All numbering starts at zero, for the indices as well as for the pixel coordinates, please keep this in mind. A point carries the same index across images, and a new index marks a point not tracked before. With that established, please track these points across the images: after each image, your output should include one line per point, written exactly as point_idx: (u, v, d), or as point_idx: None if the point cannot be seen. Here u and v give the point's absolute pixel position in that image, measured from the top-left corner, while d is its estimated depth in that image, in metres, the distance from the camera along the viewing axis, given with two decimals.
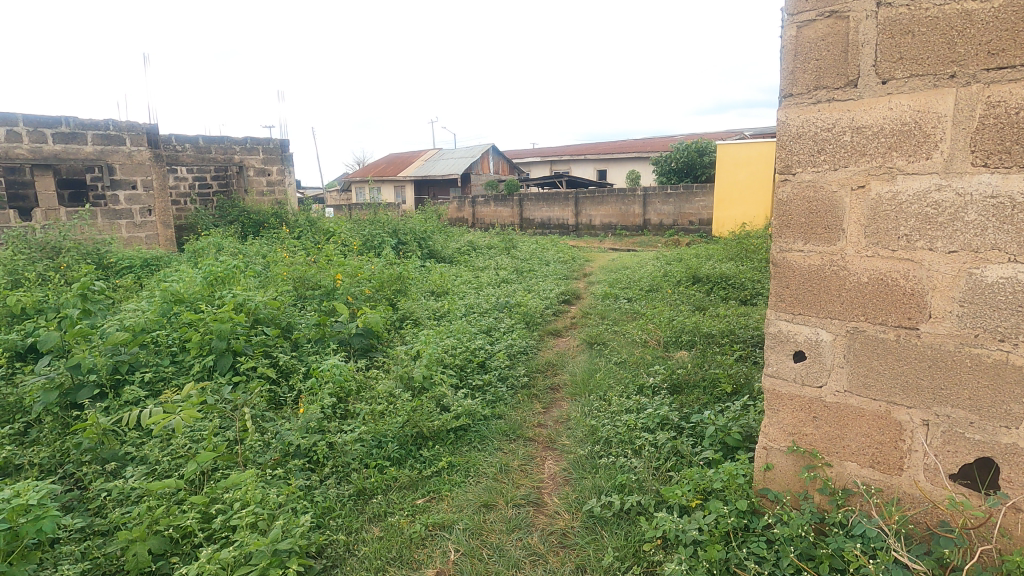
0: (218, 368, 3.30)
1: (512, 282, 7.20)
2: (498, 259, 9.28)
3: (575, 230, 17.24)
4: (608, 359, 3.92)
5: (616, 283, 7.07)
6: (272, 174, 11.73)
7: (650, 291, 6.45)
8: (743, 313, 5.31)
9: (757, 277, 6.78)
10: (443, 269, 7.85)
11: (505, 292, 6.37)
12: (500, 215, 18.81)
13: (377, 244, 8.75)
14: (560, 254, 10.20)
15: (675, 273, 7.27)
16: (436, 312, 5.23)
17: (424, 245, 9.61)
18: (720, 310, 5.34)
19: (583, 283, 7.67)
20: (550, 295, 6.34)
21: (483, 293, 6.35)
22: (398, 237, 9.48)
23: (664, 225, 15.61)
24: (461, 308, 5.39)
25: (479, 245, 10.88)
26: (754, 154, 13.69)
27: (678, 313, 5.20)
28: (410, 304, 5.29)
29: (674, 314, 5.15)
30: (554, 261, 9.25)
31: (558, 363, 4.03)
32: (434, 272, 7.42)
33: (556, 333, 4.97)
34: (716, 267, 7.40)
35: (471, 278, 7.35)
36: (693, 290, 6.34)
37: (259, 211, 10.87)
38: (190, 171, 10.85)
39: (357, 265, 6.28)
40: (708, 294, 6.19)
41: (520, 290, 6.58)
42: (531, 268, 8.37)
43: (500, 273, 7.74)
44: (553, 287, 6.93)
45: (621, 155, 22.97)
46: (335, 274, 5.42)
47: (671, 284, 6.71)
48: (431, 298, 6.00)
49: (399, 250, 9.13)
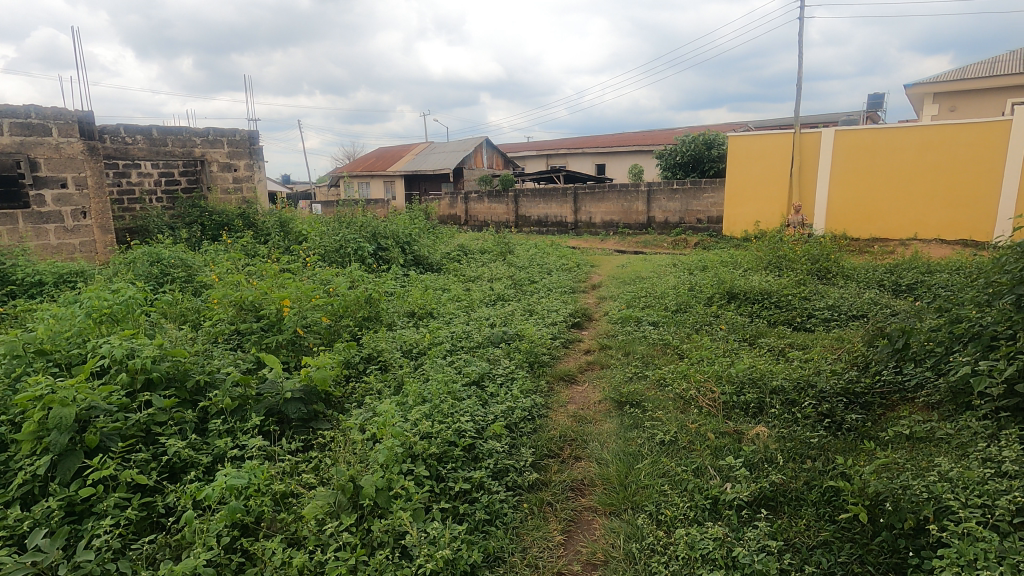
0: (57, 478, 2.14)
1: (510, 299, 6.04)
2: (491, 267, 8.13)
3: (574, 229, 16.09)
4: (649, 434, 2.76)
5: (633, 298, 5.93)
6: (239, 169, 10.46)
7: (677, 312, 5.30)
8: (805, 350, 4.19)
9: (803, 293, 5.65)
10: (427, 285, 6.68)
11: (500, 313, 5.21)
12: (494, 211, 17.67)
13: (353, 250, 7.58)
14: (562, 260, 9.07)
15: (702, 285, 6.12)
16: (412, 351, 4.06)
17: (407, 251, 8.46)
18: (773, 346, 4.22)
19: (592, 298, 6.50)
20: (557, 317, 5.19)
21: (473, 316, 5.19)
22: (378, 239, 8.29)
23: (670, 223, 14.46)
24: (445, 342, 4.23)
25: (469, 249, 9.72)
26: (769, 147, 12.55)
27: (724, 352, 4.03)
28: (379, 340, 4.11)
29: (720, 352, 4.01)
30: (556, 268, 8.09)
31: (577, 439, 2.88)
32: (417, 289, 6.25)
33: (570, 381, 3.80)
34: (751, 278, 6.24)
35: (459, 294, 6.21)
36: (730, 312, 5.19)
37: (223, 211, 9.64)
38: (154, 166, 9.65)
39: (318, 286, 5.09)
40: (748, 318, 5.05)
41: (520, 310, 5.43)
42: (529, 279, 7.23)
43: (492, 287, 6.57)
44: (558, 304, 5.77)
45: (621, 148, 21.79)
46: (282, 300, 4.21)
47: (700, 302, 5.56)
48: (408, 325, 4.84)
49: (378, 258, 7.95)
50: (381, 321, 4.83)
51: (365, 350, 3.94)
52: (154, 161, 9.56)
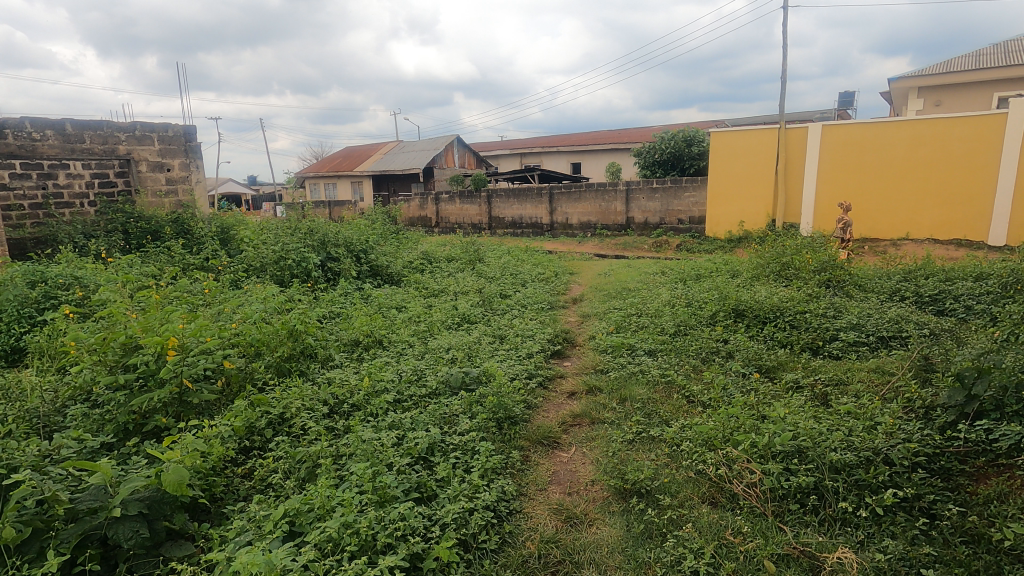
0: None
1: (477, 321, 5.09)
2: (458, 279, 7.16)
3: (551, 230, 15.20)
4: (670, 559, 1.89)
5: (622, 318, 5.03)
6: (172, 169, 9.25)
7: (677, 337, 4.41)
8: (845, 391, 3.35)
9: (818, 309, 4.83)
10: (381, 307, 5.67)
11: (463, 341, 4.25)
12: (466, 213, 16.70)
13: (296, 262, 6.51)
14: (538, 268, 8.15)
15: (701, 301, 5.24)
16: (343, 408, 3.08)
17: (362, 261, 7.45)
18: (802, 390, 3.35)
19: (573, 317, 5.58)
20: (532, 345, 4.26)
21: (430, 348, 4.22)
22: (328, 248, 7.24)
23: (650, 223, 13.63)
24: (387, 392, 3.25)
25: (434, 256, 8.72)
26: (753, 143, 11.85)
27: (746, 401, 3.14)
28: (298, 392, 3.12)
29: (741, 401, 3.13)
30: (531, 279, 7.19)
31: (564, 562, 1.97)
32: (367, 315, 5.24)
33: (552, 445, 2.87)
34: (755, 290, 5.41)
35: (418, 319, 5.23)
36: (741, 337, 4.33)
37: (152, 216, 8.43)
38: (84, 166, 8.32)
39: (225, 318, 3.96)
40: (762, 346, 4.19)
41: (489, 336, 4.49)
42: (501, 294, 6.29)
43: (457, 305, 5.61)
44: (534, 327, 4.83)
45: (597, 146, 21.01)
46: (163, 343, 3.01)
47: (702, 324, 4.68)
48: (345, 364, 3.85)
49: (327, 271, 6.90)
50: (311, 359, 3.81)
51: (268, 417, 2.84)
52: (81, 160, 8.24)
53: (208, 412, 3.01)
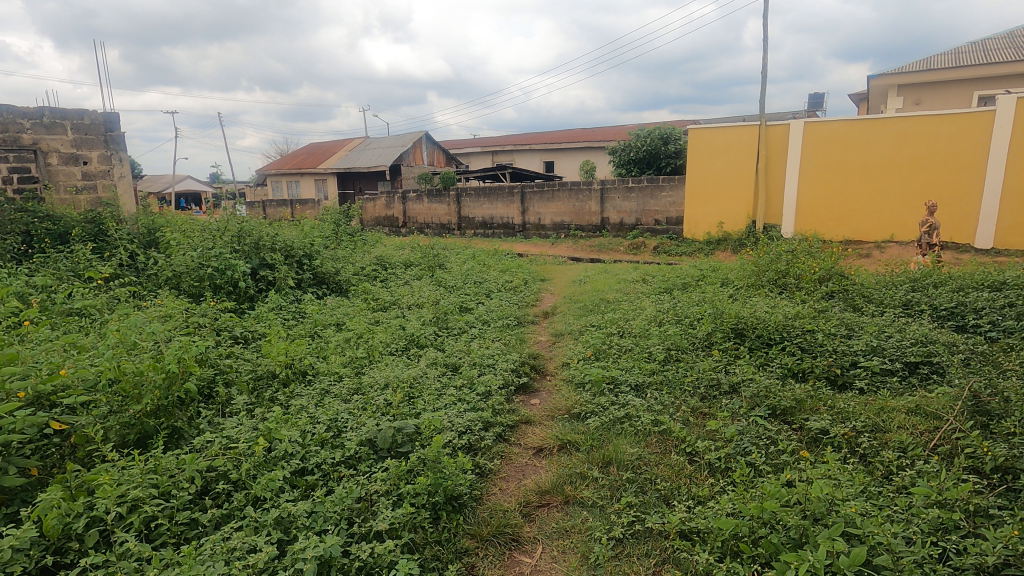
0: None
1: (427, 345, 4.21)
2: (413, 289, 6.27)
3: (522, 231, 14.39)
4: None
5: (602, 339, 4.22)
6: (91, 162, 8.11)
7: (668, 366, 3.62)
8: (888, 448, 2.62)
9: (830, 328, 4.11)
10: (315, 329, 4.77)
11: (405, 375, 3.38)
12: (433, 213, 15.80)
13: (220, 271, 5.52)
14: (506, 275, 7.31)
15: (692, 318, 4.48)
16: (217, 488, 2.23)
17: (304, 270, 6.51)
18: (834, 452, 2.61)
19: (544, 336, 4.77)
20: (492, 379, 3.42)
21: (363, 385, 3.34)
22: (262, 253, 6.27)
23: (626, 224, 12.92)
24: (285, 461, 2.38)
25: (390, 261, 7.80)
26: (733, 141, 11.25)
27: (768, 474, 2.39)
28: (152, 462, 2.23)
29: (762, 474, 2.37)
30: (498, 288, 6.34)
31: None
32: (294, 340, 4.33)
33: (510, 545, 2.09)
34: (752, 304, 4.68)
35: (357, 343, 4.34)
36: (746, 367, 3.57)
37: (61, 215, 7.26)
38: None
39: (82, 353, 3.00)
40: (772, 378, 3.44)
41: (439, 367, 3.62)
42: (461, 308, 5.43)
43: (405, 324, 4.74)
44: (495, 351, 4.00)
45: (571, 144, 20.28)
46: None
47: (696, 348, 3.91)
48: (244, 416, 2.96)
49: (259, 280, 5.94)
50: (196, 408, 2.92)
51: (95, 510, 1.93)
52: None
53: (17, 498, 2.08)
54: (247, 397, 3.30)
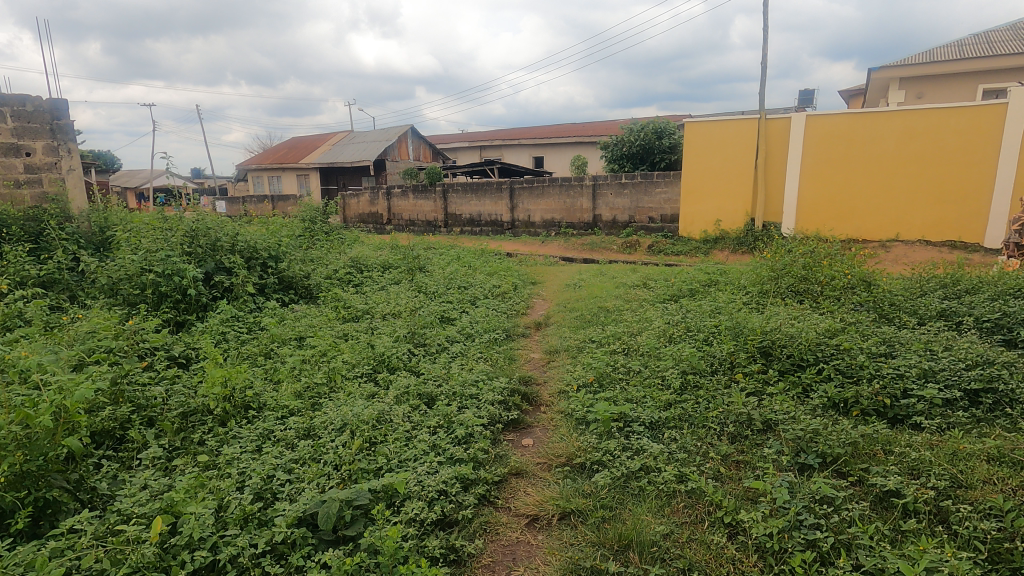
0: None
1: (399, 367, 3.56)
2: (389, 295, 5.62)
3: (511, 228, 13.75)
4: None
5: (604, 359, 3.61)
6: (35, 153, 7.18)
7: (686, 397, 3.02)
8: (983, 516, 2.04)
9: (867, 345, 3.54)
10: (271, 346, 4.10)
11: (366, 412, 2.74)
12: (419, 209, 15.12)
13: (165, 277, 4.81)
14: (494, 278, 6.69)
15: (707, 333, 3.89)
16: None
17: (269, 275, 5.85)
18: (915, 524, 2.02)
19: (536, 354, 4.16)
20: (475, 416, 2.79)
21: (314, 427, 2.70)
22: (219, 255, 5.56)
23: (619, 222, 12.32)
24: (188, 555, 1.74)
25: (366, 263, 7.13)
26: (731, 135, 10.67)
27: (838, 564, 1.81)
28: None
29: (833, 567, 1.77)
30: (484, 294, 5.72)
31: None
32: (242, 363, 3.66)
33: None
34: (774, 315, 4.09)
35: (317, 365, 3.69)
36: (779, 399, 2.98)
37: None
38: None
39: None
40: (813, 414, 2.86)
41: (411, 400, 2.98)
42: (442, 319, 4.79)
43: (376, 340, 4.09)
44: (480, 376, 3.37)
45: (561, 139, 19.65)
46: None
47: (716, 373, 3.32)
48: (155, 478, 2.31)
49: (214, 287, 5.23)
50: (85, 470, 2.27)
51: None
52: None
53: None
54: (167, 444, 2.65)
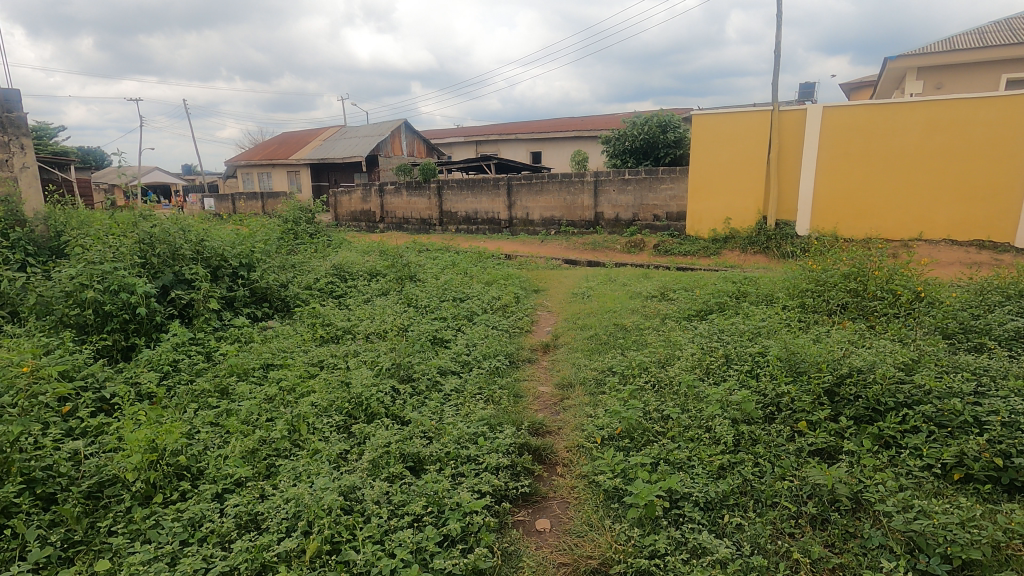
0: None
1: (379, 412, 2.88)
2: (375, 310, 4.95)
3: (509, 227, 13.06)
4: None
5: (631, 399, 2.94)
6: None
7: (744, 459, 2.35)
8: None
9: (951, 380, 2.89)
10: (229, 380, 3.41)
11: (329, 491, 2.06)
12: (413, 206, 14.42)
13: (111, 293, 4.10)
14: (492, 286, 6.03)
15: (752, 364, 3.23)
16: None
17: (239, 287, 5.15)
18: None
19: (545, 387, 3.50)
20: (473, 493, 2.12)
21: (260, 514, 2.02)
22: (179, 265, 4.84)
23: (622, 220, 11.64)
24: None
25: (351, 270, 6.44)
26: (742, 128, 9.98)
27: None
28: None
29: None
30: (481, 308, 5.05)
31: None
32: (188, 406, 2.98)
33: None
34: (828, 339, 3.44)
35: (280, 407, 3.01)
36: (863, 462, 2.33)
37: None
38: None
39: None
40: (912, 485, 2.20)
41: (391, 466, 2.30)
42: (434, 341, 4.12)
43: (354, 371, 3.42)
44: (479, 425, 2.70)
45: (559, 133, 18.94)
46: None
47: (774, 422, 2.65)
48: None
49: (170, 304, 4.53)
50: None
51: None
52: None
53: None
54: (61, 540, 1.98)
